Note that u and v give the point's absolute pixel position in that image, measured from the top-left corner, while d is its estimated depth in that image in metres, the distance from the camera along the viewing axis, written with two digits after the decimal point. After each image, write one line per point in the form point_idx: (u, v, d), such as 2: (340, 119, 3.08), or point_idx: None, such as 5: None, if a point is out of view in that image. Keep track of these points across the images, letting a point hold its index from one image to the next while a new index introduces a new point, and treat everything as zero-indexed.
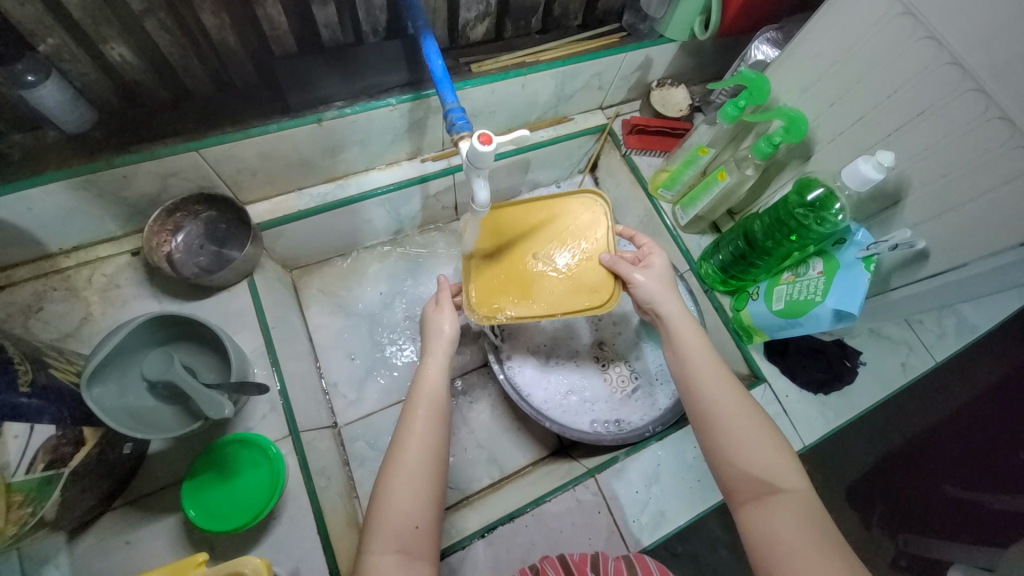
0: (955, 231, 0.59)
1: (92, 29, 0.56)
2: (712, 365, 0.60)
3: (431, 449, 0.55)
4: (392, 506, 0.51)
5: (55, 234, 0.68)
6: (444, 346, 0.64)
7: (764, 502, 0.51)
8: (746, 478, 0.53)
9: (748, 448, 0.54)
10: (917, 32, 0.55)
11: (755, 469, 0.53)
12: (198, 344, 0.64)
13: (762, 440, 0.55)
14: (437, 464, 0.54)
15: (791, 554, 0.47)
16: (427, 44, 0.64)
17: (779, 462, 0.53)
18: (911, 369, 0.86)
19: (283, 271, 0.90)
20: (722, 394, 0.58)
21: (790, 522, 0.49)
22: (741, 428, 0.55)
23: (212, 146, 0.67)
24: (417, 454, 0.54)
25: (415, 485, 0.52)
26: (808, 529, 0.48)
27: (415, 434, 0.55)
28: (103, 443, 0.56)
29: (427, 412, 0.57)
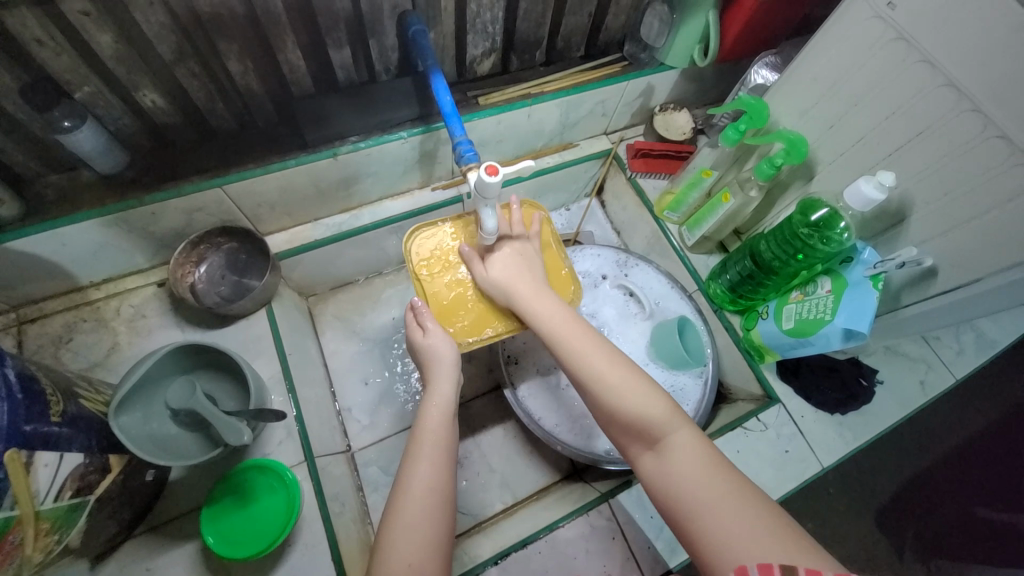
0: (962, 248, 0.59)
1: (127, 79, 0.60)
2: (562, 333, 0.61)
3: (436, 495, 0.54)
4: (395, 554, 0.49)
5: (87, 268, 0.72)
6: (450, 374, 0.63)
7: (657, 451, 0.52)
8: (637, 431, 0.54)
9: (629, 398, 0.55)
10: (912, 56, 0.57)
11: (641, 419, 0.53)
12: (218, 372, 0.66)
13: (638, 388, 0.55)
14: (443, 514, 0.53)
15: (688, 494, 0.48)
16: (437, 82, 0.67)
17: (657, 404, 0.54)
18: (930, 387, 0.84)
19: (299, 299, 0.93)
20: (581, 357, 0.59)
21: (681, 463, 0.50)
22: (614, 382, 0.56)
23: (235, 182, 0.70)
24: (421, 503, 0.53)
25: (424, 529, 0.51)
26: (697, 467, 0.49)
27: (421, 479, 0.54)
28: (127, 471, 0.58)
29: (432, 452, 0.56)
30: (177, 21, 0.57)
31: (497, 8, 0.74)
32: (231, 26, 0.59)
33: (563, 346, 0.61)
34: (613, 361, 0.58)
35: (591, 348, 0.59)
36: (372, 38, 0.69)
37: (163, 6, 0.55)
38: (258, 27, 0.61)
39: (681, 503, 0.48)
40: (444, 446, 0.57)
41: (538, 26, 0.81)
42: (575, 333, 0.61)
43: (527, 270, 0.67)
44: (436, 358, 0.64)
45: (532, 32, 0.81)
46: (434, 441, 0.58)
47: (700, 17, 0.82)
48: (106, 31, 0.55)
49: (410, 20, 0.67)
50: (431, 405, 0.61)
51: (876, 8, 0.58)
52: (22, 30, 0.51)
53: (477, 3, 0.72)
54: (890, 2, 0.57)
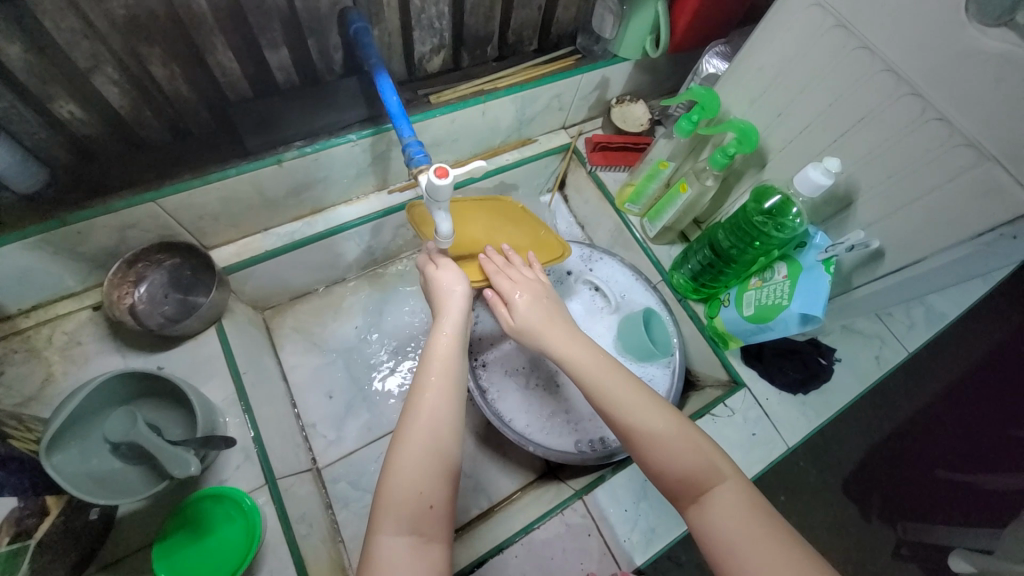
0: (906, 229, 0.61)
1: (39, 89, 0.55)
2: (596, 373, 0.57)
3: (448, 426, 0.53)
4: (402, 489, 0.49)
5: (10, 296, 0.66)
6: (460, 311, 0.61)
7: (704, 505, 0.50)
8: (683, 484, 0.51)
9: (676, 450, 0.52)
10: (851, 43, 0.58)
11: (689, 472, 0.51)
12: (163, 401, 0.62)
13: (686, 441, 0.53)
14: (456, 440, 0.53)
15: (739, 554, 0.47)
16: (382, 82, 0.65)
17: (706, 458, 0.52)
18: (885, 362, 0.87)
19: (254, 313, 0.89)
20: (631, 404, 0.54)
21: (731, 520, 0.48)
22: (659, 432, 0.53)
23: (171, 195, 0.66)
24: (428, 441, 0.51)
25: (431, 471, 0.50)
26: (751, 528, 0.48)
27: (434, 412, 0.53)
28: (66, 511, 0.54)
29: (444, 388, 0.55)
30: (91, 24, 0.52)
31: (442, 2, 0.71)
32: (153, 29, 0.55)
33: (603, 393, 0.56)
34: (654, 410, 0.54)
35: (637, 394, 0.55)
36: (311, 38, 0.66)
37: (71, 8, 0.50)
38: (184, 28, 0.57)
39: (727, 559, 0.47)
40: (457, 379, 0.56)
41: (487, 21, 0.79)
42: (620, 381, 0.56)
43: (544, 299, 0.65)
44: (448, 295, 0.62)
45: (481, 27, 0.79)
46: (446, 372, 0.56)
47: (649, 8, 0.82)
48: (14, 41, 0.50)
49: (350, 17, 0.64)
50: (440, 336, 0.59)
51: None
52: None
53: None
54: None
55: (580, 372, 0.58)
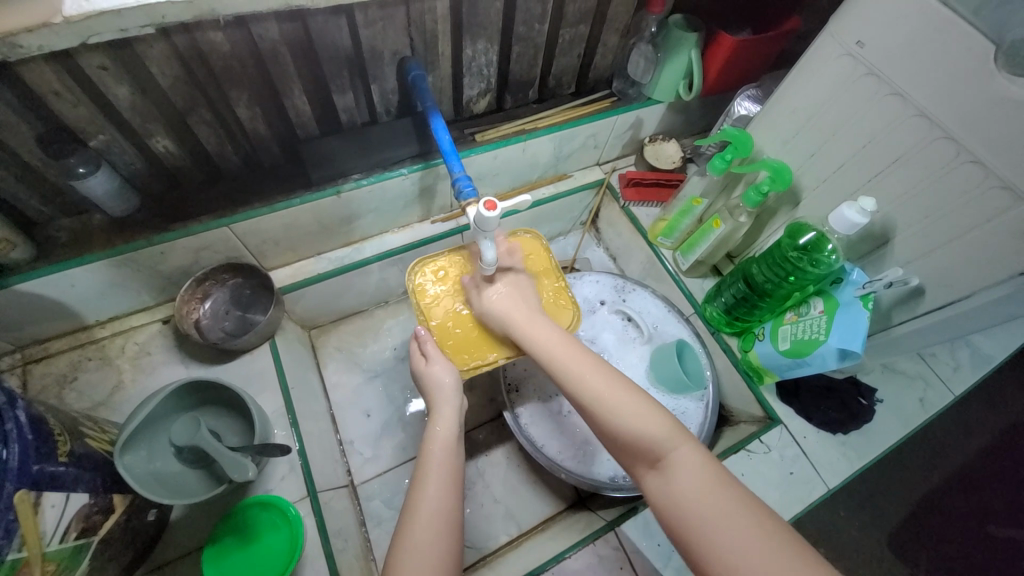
0: (946, 267, 0.62)
1: (141, 127, 0.63)
2: (554, 349, 0.62)
3: (444, 517, 0.55)
4: (405, 562, 0.51)
5: (94, 307, 0.73)
6: (450, 401, 0.64)
7: (660, 472, 0.51)
8: (638, 452, 0.53)
9: (625, 416, 0.54)
10: (883, 89, 0.60)
11: (642, 437, 0.53)
12: (223, 409, 0.66)
13: (634, 404, 0.55)
14: (453, 532, 0.55)
15: (688, 510, 0.47)
16: (435, 122, 0.71)
17: (656, 418, 0.54)
18: (930, 404, 0.85)
19: (302, 332, 0.94)
20: (587, 377, 0.58)
21: (685, 482, 0.49)
22: (619, 402, 0.55)
23: (243, 221, 0.73)
24: (427, 522, 0.54)
25: (432, 551, 0.52)
26: (702, 484, 0.48)
27: (433, 499, 0.56)
28: (130, 510, 0.57)
29: (438, 474, 0.58)
30: (191, 72, 0.60)
31: (492, 52, 0.78)
32: (241, 76, 0.63)
33: (568, 371, 0.60)
34: (617, 385, 0.58)
35: (598, 371, 0.59)
36: (374, 83, 0.73)
37: (177, 59, 0.58)
38: (268, 75, 0.65)
39: (678, 517, 0.47)
40: (449, 467, 0.59)
41: (530, 67, 0.85)
42: (580, 358, 0.60)
43: (524, 295, 0.69)
44: (439, 388, 0.65)
45: (525, 73, 0.86)
46: (441, 464, 0.59)
47: (683, 55, 0.87)
48: (123, 83, 0.58)
49: (409, 65, 0.71)
50: (434, 430, 0.62)
51: (847, 47, 0.62)
52: (42, 85, 0.53)
53: (473, 49, 0.76)
54: (859, 42, 0.61)
55: (543, 350, 0.62)
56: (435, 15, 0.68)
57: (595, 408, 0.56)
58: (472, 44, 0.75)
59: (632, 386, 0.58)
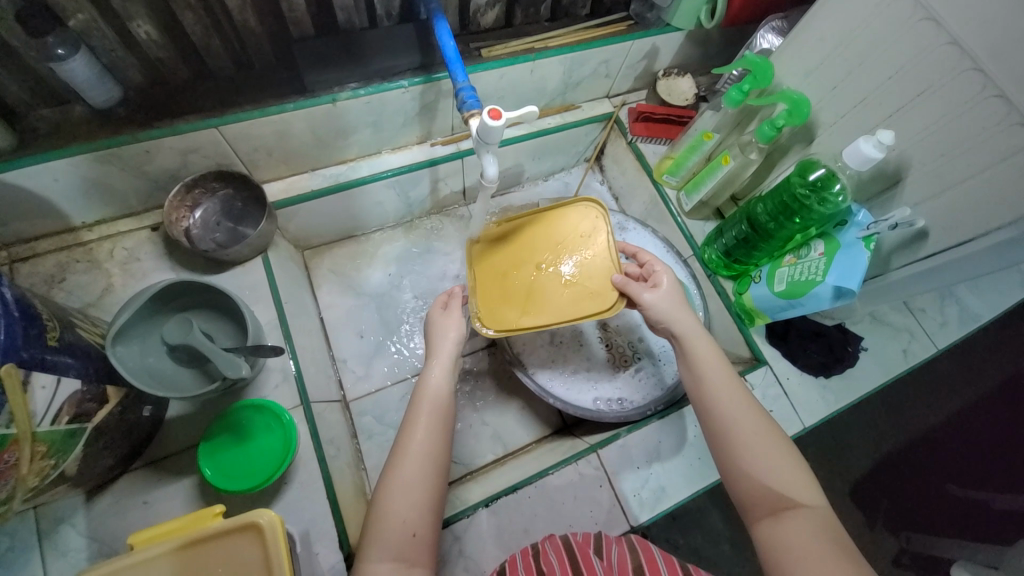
0: (953, 210, 0.61)
1: (120, 7, 0.58)
2: (708, 367, 0.61)
3: (433, 460, 0.56)
4: (390, 513, 0.52)
5: (79, 206, 0.71)
6: (448, 353, 0.64)
7: (778, 518, 0.52)
8: (765, 494, 0.53)
9: (763, 461, 0.54)
10: (917, 14, 0.57)
11: (775, 485, 0.53)
12: (215, 313, 0.66)
13: (780, 456, 0.55)
14: (440, 469, 0.56)
15: (801, 558, 0.48)
16: (440, 27, 0.66)
17: (796, 474, 0.54)
18: (912, 355, 0.87)
19: (295, 251, 0.93)
20: (731, 405, 0.57)
21: (802, 536, 0.50)
22: (764, 446, 0.55)
23: (232, 123, 0.69)
24: (419, 466, 0.55)
25: (417, 499, 0.53)
26: (826, 550, 0.48)
27: (421, 439, 0.56)
28: (124, 403, 0.58)
29: (430, 423, 0.58)
30: None
31: None
32: None
33: (713, 402, 0.58)
34: (767, 433, 0.56)
35: (753, 414, 0.57)
36: None
37: None
38: None
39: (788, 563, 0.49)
40: (441, 410, 0.59)
41: None
42: (735, 394, 0.58)
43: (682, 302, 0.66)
44: (441, 340, 0.65)
45: None
46: (433, 409, 0.59)
47: None
48: None
49: None
50: (429, 375, 0.62)
51: None
52: None
53: None
54: None
55: (697, 358, 0.61)
56: None
57: (737, 445, 0.56)
58: None
59: (782, 437, 0.56)
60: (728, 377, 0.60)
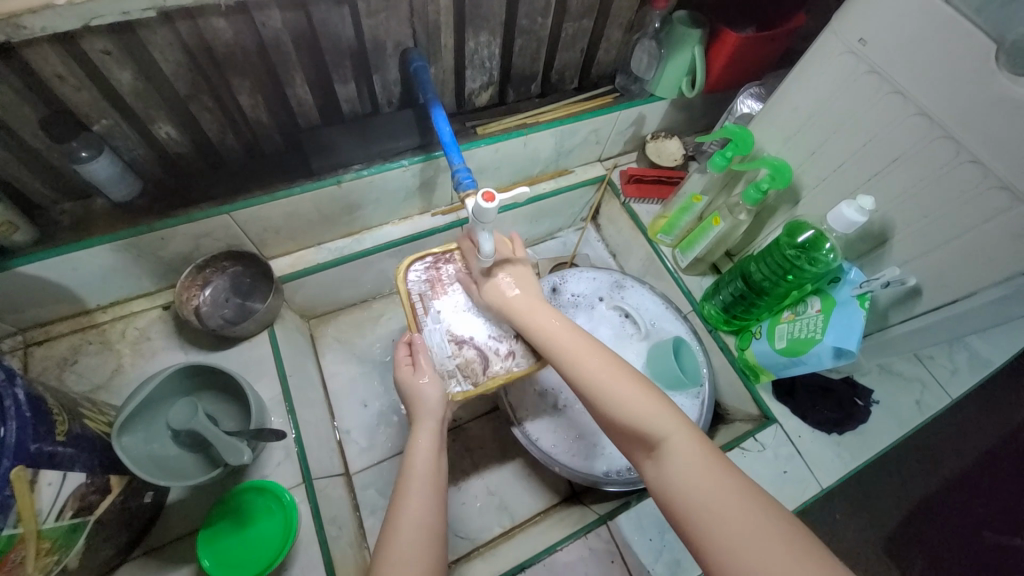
0: (943, 267, 0.61)
1: (143, 113, 0.63)
2: (562, 339, 0.62)
3: (428, 524, 0.55)
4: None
5: (95, 291, 0.74)
6: (434, 418, 0.63)
7: (662, 458, 0.51)
8: (639, 436, 0.53)
9: (630, 407, 0.54)
10: (884, 88, 0.60)
11: (645, 429, 0.53)
12: (220, 393, 0.67)
13: (642, 399, 0.54)
14: (436, 548, 0.53)
15: (686, 488, 0.47)
16: (436, 113, 0.71)
17: (660, 413, 0.53)
18: (926, 407, 0.85)
19: (301, 321, 0.95)
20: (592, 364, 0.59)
21: (673, 462, 0.50)
22: (630, 400, 0.55)
23: (243, 208, 0.73)
24: (414, 534, 0.53)
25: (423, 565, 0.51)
26: (706, 474, 0.47)
27: (416, 510, 0.55)
28: (126, 492, 0.58)
29: (422, 484, 0.57)
30: (194, 59, 0.60)
31: (494, 45, 0.78)
32: (243, 63, 0.63)
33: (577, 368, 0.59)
34: (624, 378, 0.57)
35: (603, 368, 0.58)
36: (376, 73, 0.73)
37: (181, 46, 0.58)
38: (269, 64, 0.65)
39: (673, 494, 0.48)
40: (431, 481, 0.58)
41: (533, 61, 0.85)
42: (595, 355, 0.60)
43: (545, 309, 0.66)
44: (421, 397, 0.64)
45: (527, 67, 0.86)
46: (423, 479, 0.58)
47: (686, 52, 0.87)
48: (125, 69, 0.58)
49: (411, 57, 0.71)
50: (416, 444, 0.61)
51: (849, 44, 0.61)
52: (44, 67, 0.54)
53: (475, 41, 0.76)
54: (861, 39, 0.60)
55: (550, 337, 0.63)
56: (438, 5, 0.68)
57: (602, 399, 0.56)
58: (474, 37, 0.75)
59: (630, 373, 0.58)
60: (581, 340, 0.62)
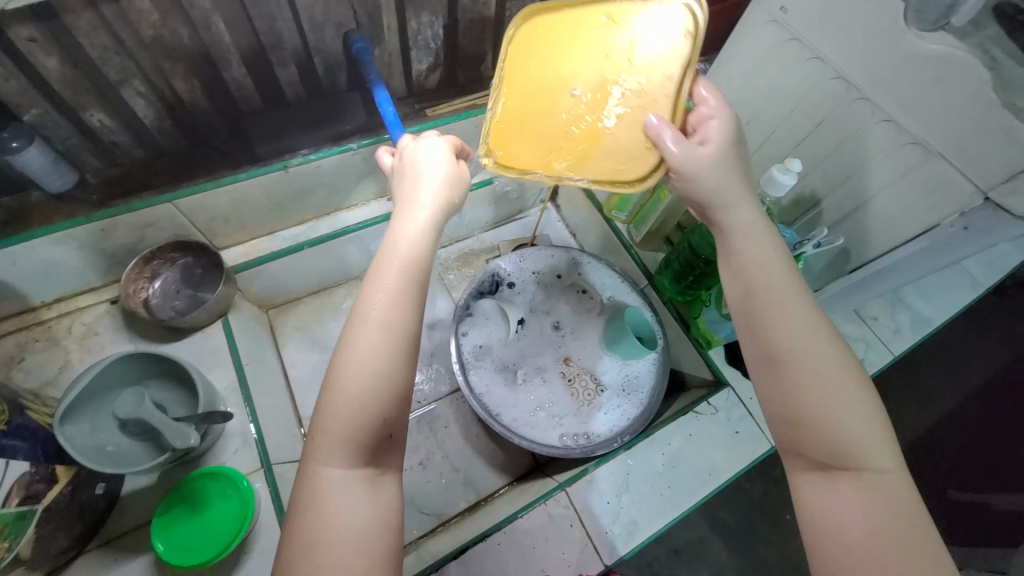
0: (867, 226, 0.65)
1: (74, 100, 0.62)
2: (771, 279, 0.49)
3: (393, 346, 0.46)
4: (342, 410, 0.44)
5: (38, 288, 0.72)
6: (429, 204, 0.53)
7: (833, 478, 0.44)
8: (828, 445, 0.44)
9: (828, 404, 0.45)
10: (806, 54, 0.62)
11: (839, 443, 0.44)
12: (169, 381, 0.66)
13: (853, 403, 0.45)
14: (403, 364, 0.46)
15: (854, 529, 0.41)
16: (380, 94, 0.71)
17: (866, 430, 0.44)
18: (870, 363, 0.91)
19: (259, 311, 0.94)
20: (793, 325, 0.47)
21: (861, 508, 0.42)
22: (829, 399, 0.45)
23: (187, 197, 0.72)
24: (377, 344, 0.46)
25: (375, 381, 0.45)
26: (890, 527, 0.41)
27: (391, 296, 0.47)
28: (75, 483, 0.58)
29: (399, 283, 0.48)
30: (123, 43, 0.59)
31: (437, 25, 0.78)
32: (176, 47, 0.62)
33: (770, 323, 0.48)
34: (833, 358, 0.46)
35: (836, 377, 0.45)
36: (317, 56, 0.73)
37: (107, 29, 0.57)
38: (203, 46, 0.64)
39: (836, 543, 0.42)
40: (409, 277, 0.49)
41: (480, 41, 0.85)
42: (808, 318, 0.48)
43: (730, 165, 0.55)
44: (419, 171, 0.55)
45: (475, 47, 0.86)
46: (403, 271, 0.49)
47: None
48: (50, 53, 0.57)
49: (353, 38, 0.71)
50: (405, 227, 0.52)
51: (771, 13, 0.64)
52: None
53: (417, 21, 0.76)
54: (782, 7, 0.63)
55: (751, 257, 0.51)
56: None
57: (795, 373, 0.46)
58: (416, 17, 0.75)
59: (867, 392, 0.46)
60: (786, 277, 0.49)
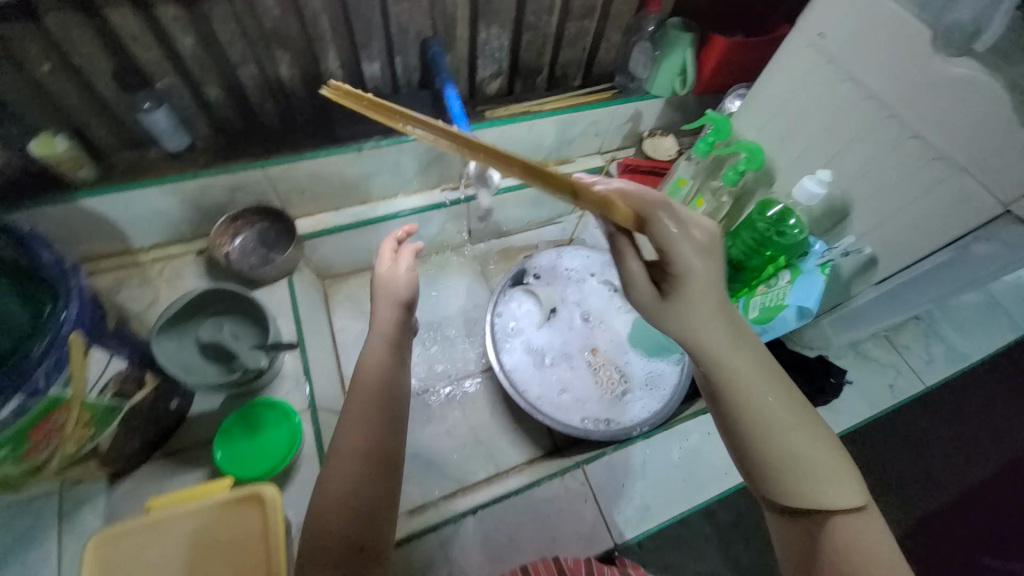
0: (894, 238, 0.68)
1: (199, 75, 0.74)
2: (727, 347, 0.47)
3: (372, 458, 0.52)
4: (331, 495, 0.50)
5: (141, 232, 0.84)
6: (391, 362, 0.60)
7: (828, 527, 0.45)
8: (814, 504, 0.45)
9: (810, 475, 0.45)
10: (840, 76, 0.67)
11: (824, 502, 0.45)
12: (241, 316, 0.75)
13: (828, 460, 0.46)
14: (379, 477, 0.52)
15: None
16: (449, 91, 0.81)
17: (844, 485, 0.45)
18: (898, 391, 0.91)
19: (316, 279, 1.03)
20: (763, 395, 0.46)
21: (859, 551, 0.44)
22: (810, 460, 0.45)
23: (275, 165, 0.83)
24: (358, 455, 0.52)
25: (357, 490, 0.50)
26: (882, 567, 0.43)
27: (367, 403, 0.55)
28: (158, 392, 0.66)
29: (371, 402, 0.56)
30: (245, 32, 0.71)
31: (503, 37, 0.88)
32: (287, 38, 0.74)
33: (741, 399, 0.46)
34: (804, 420, 0.46)
35: (814, 452, 0.45)
36: (398, 56, 0.84)
37: (236, 19, 0.69)
38: (308, 40, 0.76)
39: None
40: (386, 395, 0.57)
41: (539, 55, 0.95)
42: (776, 388, 0.47)
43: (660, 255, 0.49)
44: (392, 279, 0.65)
45: (534, 60, 0.96)
46: (375, 398, 0.56)
47: (679, 53, 0.95)
48: (189, 34, 0.69)
49: (431, 44, 0.82)
50: (369, 352, 0.61)
51: (811, 38, 0.69)
52: (124, 27, 0.65)
53: (487, 33, 0.86)
54: (821, 33, 0.68)
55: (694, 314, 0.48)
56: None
57: (773, 450, 0.45)
58: (486, 29, 0.85)
59: (835, 446, 0.47)
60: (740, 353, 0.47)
